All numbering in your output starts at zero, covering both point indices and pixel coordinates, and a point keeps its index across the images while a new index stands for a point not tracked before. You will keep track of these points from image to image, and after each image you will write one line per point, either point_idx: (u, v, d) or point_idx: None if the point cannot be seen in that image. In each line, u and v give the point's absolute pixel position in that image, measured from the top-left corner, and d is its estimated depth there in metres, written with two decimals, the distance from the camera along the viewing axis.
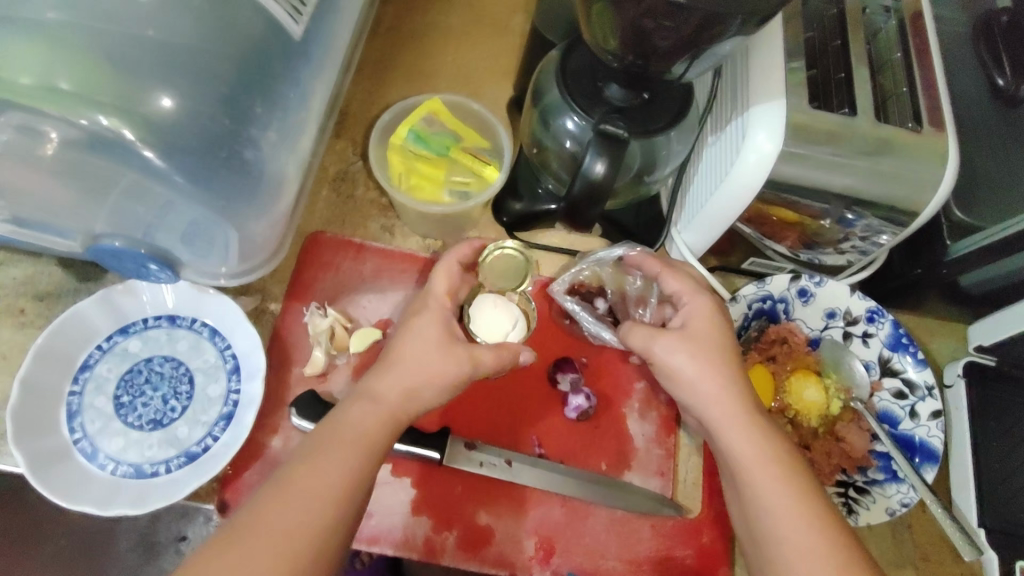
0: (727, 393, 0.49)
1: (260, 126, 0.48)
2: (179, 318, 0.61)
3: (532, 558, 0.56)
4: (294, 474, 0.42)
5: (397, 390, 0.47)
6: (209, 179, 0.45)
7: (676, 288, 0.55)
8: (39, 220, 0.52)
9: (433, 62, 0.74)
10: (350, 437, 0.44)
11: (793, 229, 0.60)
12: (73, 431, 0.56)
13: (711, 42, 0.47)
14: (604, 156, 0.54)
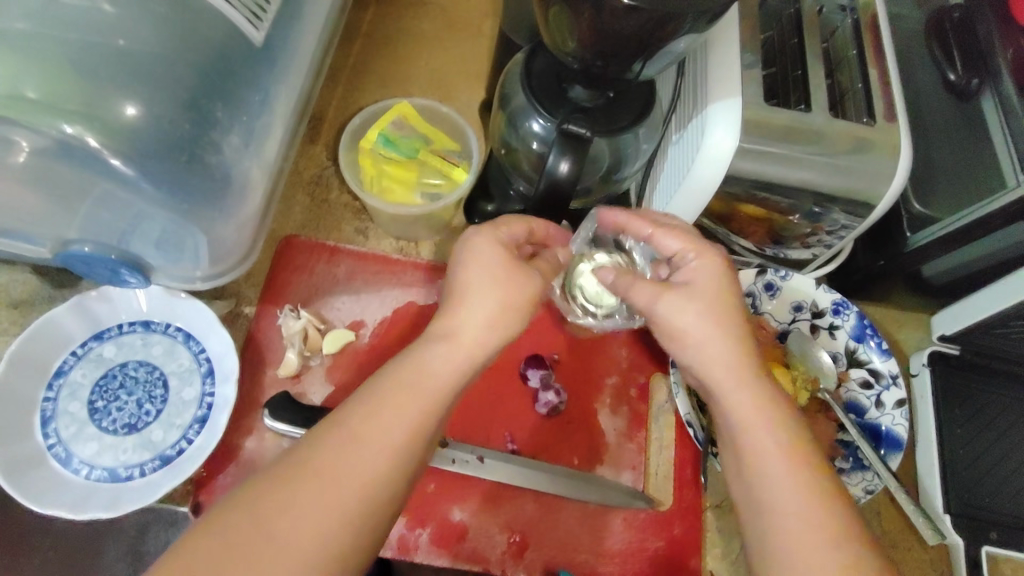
0: (730, 353, 0.47)
1: (222, 129, 0.49)
2: (154, 323, 0.62)
3: (504, 553, 0.56)
4: (354, 423, 0.41)
5: (474, 337, 0.46)
6: (175, 186, 0.46)
7: (680, 246, 0.52)
8: (9, 227, 0.53)
9: (406, 66, 0.75)
10: (413, 383, 0.43)
11: (760, 225, 0.61)
12: (47, 437, 0.56)
13: (663, 41, 0.48)
14: (568, 155, 0.55)
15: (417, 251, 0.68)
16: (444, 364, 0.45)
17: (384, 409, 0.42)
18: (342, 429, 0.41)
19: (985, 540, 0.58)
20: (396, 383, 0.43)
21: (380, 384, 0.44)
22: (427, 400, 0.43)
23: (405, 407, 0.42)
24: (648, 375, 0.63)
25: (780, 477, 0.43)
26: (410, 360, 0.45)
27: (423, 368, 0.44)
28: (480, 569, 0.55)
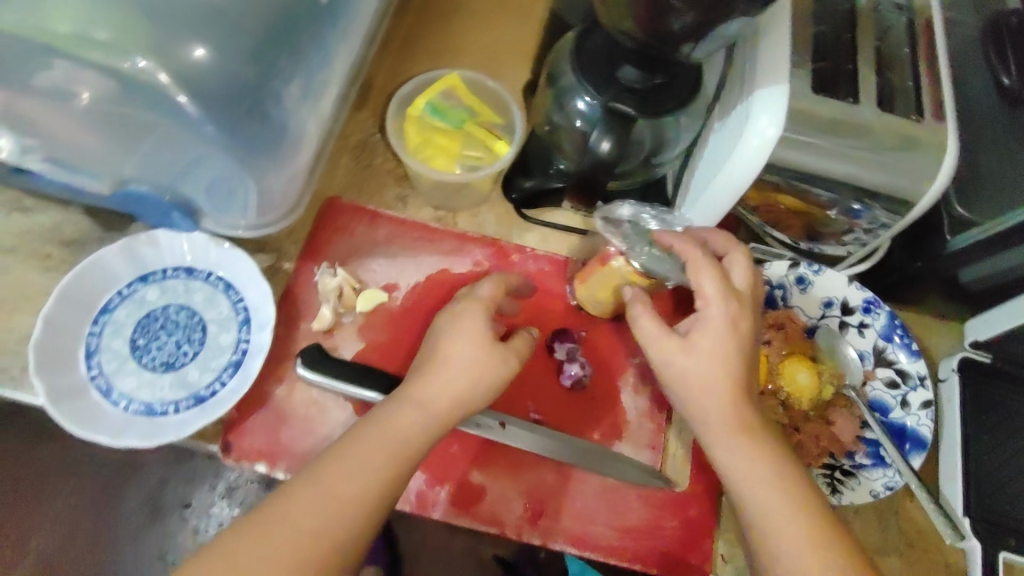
0: (728, 398, 0.50)
1: (284, 79, 0.50)
2: (196, 271, 0.63)
3: (520, 519, 0.57)
4: (328, 471, 0.47)
5: (444, 397, 0.51)
6: (234, 129, 0.48)
7: (709, 288, 0.52)
8: (61, 156, 0.52)
9: (454, 43, 0.77)
10: (386, 438, 0.49)
11: (799, 217, 0.62)
12: (91, 368, 0.59)
13: (719, 23, 0.49)
14: (609, 134, 0.59)
15: (455, 221, 0.69)
16: (414, 416, 0.50)
17: (355, 461, 0.47)
18: (324, 474, 0.47)
19: (1006, 546, 0.57)
20: (372, 438, 0.49)
21: (354, 437, 0.49)
22: (394, 452, 0.48)
23: (378, 456, 0.48)
24: None
25: (782, 522, 0.47)
26: (383, 415, 0.50)
27: (396, 423, 0.50)
28: (496, 531, 0.56)
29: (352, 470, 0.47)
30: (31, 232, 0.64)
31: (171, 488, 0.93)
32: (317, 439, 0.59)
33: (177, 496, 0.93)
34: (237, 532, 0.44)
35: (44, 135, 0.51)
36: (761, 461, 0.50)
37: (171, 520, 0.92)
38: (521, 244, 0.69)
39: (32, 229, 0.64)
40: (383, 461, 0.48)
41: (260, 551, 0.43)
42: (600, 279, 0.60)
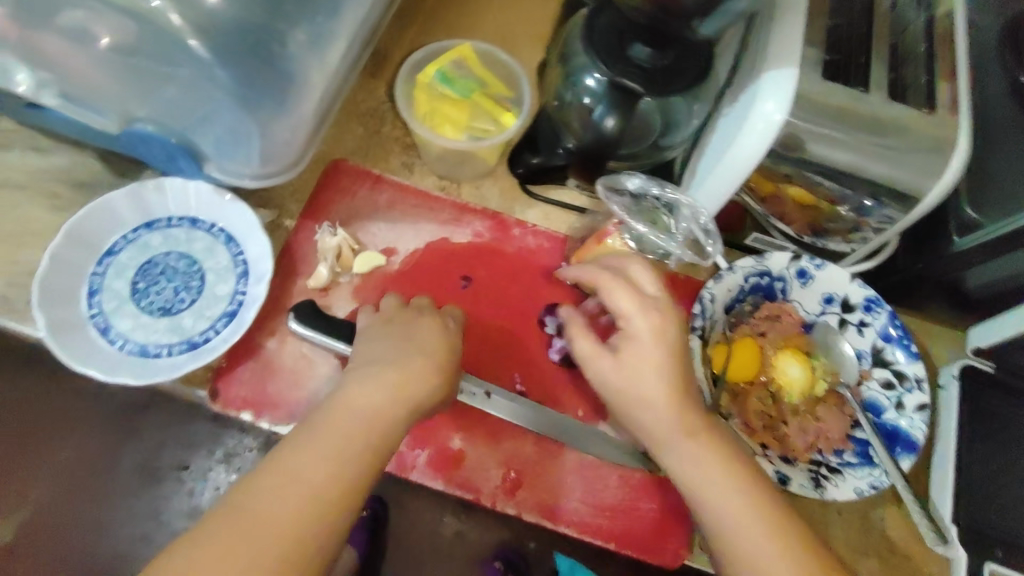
0: (664, 408, 0.50)
1: (291, 22, 0.52)
2: (199, 221, 0.64)
3: (498, 487, 0.57)
4: (274, 473, 0.44)
5: (387, 386, 0.49)
6: (242, 68, 0.52)
7: (625, 305, 0.52)
8: (74, 92, 0.53)
9: (471, 18, 0.77)
10: (338, 431, 0.47)
11: (805, 211, 0.61)
12: (91, 307, 0.60)
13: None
14: (615, 111, 0.59)
15: (458, 192, 0.69)
16: (371, 396, 0.49)
17: (313, 449, 0.46)
18: (273, 474, 0.44)
19: (993, 557, 0.55)
20: (320, 431, 0.47)
21: (300, 435, 0.47)
22: (343, 444, 0.46)
23: (336, 441, 0.46)
24: None
25: (740, 524, 0.47)
26: (329, 408, 0.48)
27: (351, 406, 0.48)
28: (471, 497, 0.56)
29: (311, 457, 0.45)
30: (39, 171, 0.64)
31: (168, 450, 0.92)
32: (305, 394, 0.60)
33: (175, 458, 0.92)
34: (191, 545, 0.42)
35: (60, 71, 0.52)
36: (721, 477, 0.49)
37: (167, 482, 0.92)
38: (522, 219, 0.68)
39: (42, 168, 0.64)
40: (344, 445, 0.46)
41: (216, 558, 0.41)
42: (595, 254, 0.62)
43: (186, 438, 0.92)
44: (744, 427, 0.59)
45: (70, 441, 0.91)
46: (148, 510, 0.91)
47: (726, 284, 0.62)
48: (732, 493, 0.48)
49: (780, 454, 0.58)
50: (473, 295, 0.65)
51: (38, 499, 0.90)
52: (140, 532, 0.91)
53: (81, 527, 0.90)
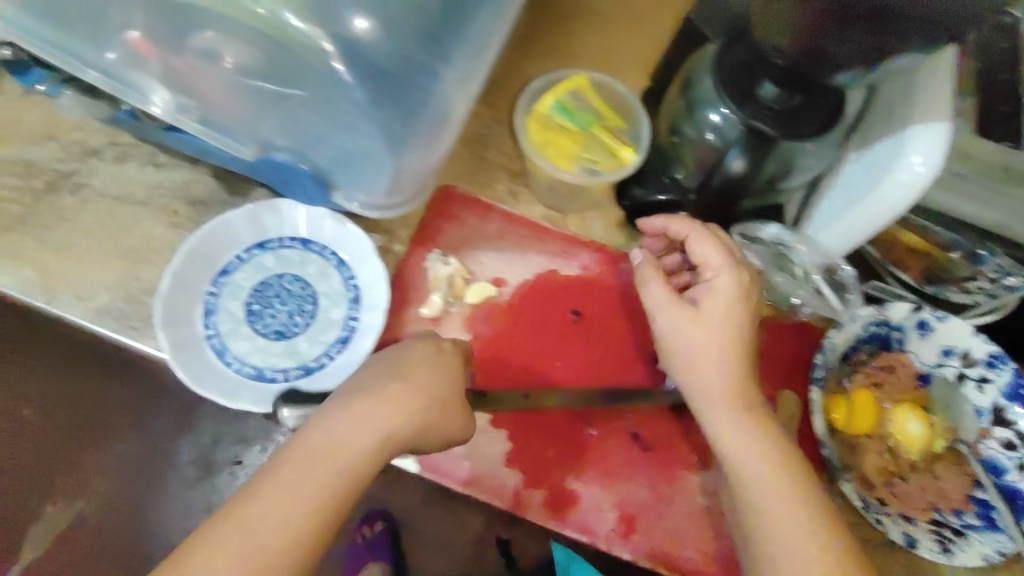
0: (731, 379, 0.52)
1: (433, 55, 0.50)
2: (312, 243, 0.64)
3: (611, 531, 0.57)
4: (252, 510, 0.42)
5: (373, 429, 0.46)
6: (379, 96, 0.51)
7: (713, 255, 0.54)
8: (214, 117, 0.53)
9: (577, 42, 0.76)
10: (331, 456, 0.45)
11: (918, 257, 0.63)
12: (207, 327, 0.60)
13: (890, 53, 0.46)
14: (746, 153, 0.57)
15: (564, 223, 0.68)
16: (355, 433, 0.46)
17: (275, 493, 0.43)
18: (254, 507, 0.42)
19: None
20: (310, 459, 0.44)
21: (288, 459, 0.45)
22: (330, 472, 0.44)
23: (319, 478, 0.44)
24: (775, 389, 0.63)
25: (793, 522, 0.48)
26: (316, 430, 0.46)
27: (336, 435, 0.45)
28: (587, 540, 0.57)
29: (285, 509, 0.43)
30: (161, 188, 0.66)
31: (223, 445, 0.95)
32: None
33: (229, 453, 0.94)
34: None
35: (204, 97, 0.52)
36: (763, 449, 0.51)
37: (221, 476, 0.94)
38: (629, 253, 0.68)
39: (162, 184, 0.66)
40: (329, 470, 0.44)
41: None
42: None
43: (240, 432, 0.95)
44: (861, 481, 0.58)
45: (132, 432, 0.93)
46: (203, 502, 0.93)
47: (846, 332, 0.61)
48: (778, 469, 0.50)
49: (899, 512, 0.57)
50: (584, 330, 0.65)
51: (100, 490, 0.92)
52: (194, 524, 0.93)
53: (135, 513, 0.92)
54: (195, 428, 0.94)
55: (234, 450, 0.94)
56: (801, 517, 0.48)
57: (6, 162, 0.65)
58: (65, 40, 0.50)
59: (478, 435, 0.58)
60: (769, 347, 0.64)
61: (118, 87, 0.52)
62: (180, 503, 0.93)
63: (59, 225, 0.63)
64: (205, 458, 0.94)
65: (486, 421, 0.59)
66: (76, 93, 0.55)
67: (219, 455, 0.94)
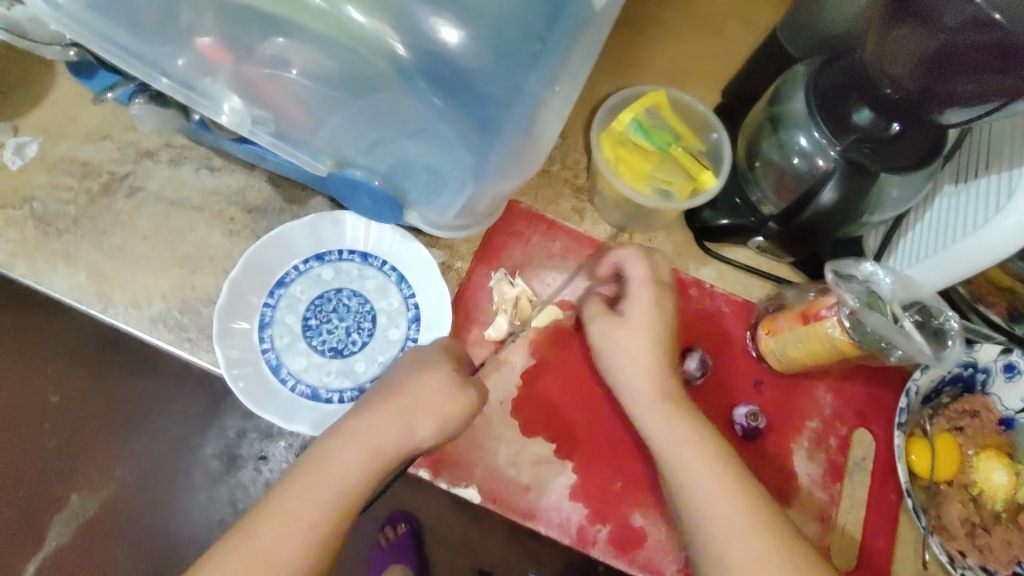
0: (655, 383, 0.52)
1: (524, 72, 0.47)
2: (372, 257, 0.62)
3: (679, 571, 0.55)
4: (261, 520, 0.47)
5: (362, 444, 0.49)
6: (466, 114, 0.48)
7: (637, 273, 0.55)
8: (287, 131, 0.51)
9: (647, 53, 0.73)
10: (322, 473, 0.48)
11: (1002, 295, 0.56)
12: (263, 341, 0.58)
13: (1007, 100, 0.43)
14: (841, 185, 0.54)
15: (630, 244, 0.66)
16: (347, 457, 0.49)
17: (275, 521, 0.47)
18: (260, 519, 0.47)
19: None
20: (310, 476, 0.48)
21: (295, 476, 0.48)
22: (329, 488, 0.48)
23: (312, 501, 0.47)
24: (851, 428, 0.60)
25: (734, 536, 0.47)
26: (321, 448, 0.49)
27: (335, 454, 0.49)
28: None
29: (273, 531, 0.46)
30: (217, 193, 0.64)
31: (249, 440, 0.92)
32: None
33: (255, 449, 0.92)
34: None
35: (281, 109, 0.49)
36: (711, 455, 0.50)
37: (245, 472, 0.92)
38: (699, 278, 0.65)
39: (217, 189, 0.64)
40: (315, 488, 0.48)
41: None
42: (800, 337, 0.56)
43: (266, 428, 0.92)
44: (941, 530, 0.56)
45: (160, 424, 0.92)
46: (226, 497, 0.91)
47: (931, 374, 0.58)
48: (727, 474, 0.49)
49: (981, 565, 0.54)
50: None
51: (124, 477, 0.91)
52: (217, 518, 0.91)
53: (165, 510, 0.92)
54: (220, 422, 0.93)
55: (260, 445, 0.92)
56: (737, 521, 0.47)
57: (59, 160, 0.63)
58: (138, 47, 0.46)
59: (542, 465, 0.56)
60: (846, 383, 0.61)
61: (189, 96, 0.49)
62: (203, 496, 0.91)
63: (114, 228, 0.62)
64: (229, 452, 0.92)
65: (551, 451, 0.57)
66: (145, 101, 0.51)
67: (244, 450, 0.92)
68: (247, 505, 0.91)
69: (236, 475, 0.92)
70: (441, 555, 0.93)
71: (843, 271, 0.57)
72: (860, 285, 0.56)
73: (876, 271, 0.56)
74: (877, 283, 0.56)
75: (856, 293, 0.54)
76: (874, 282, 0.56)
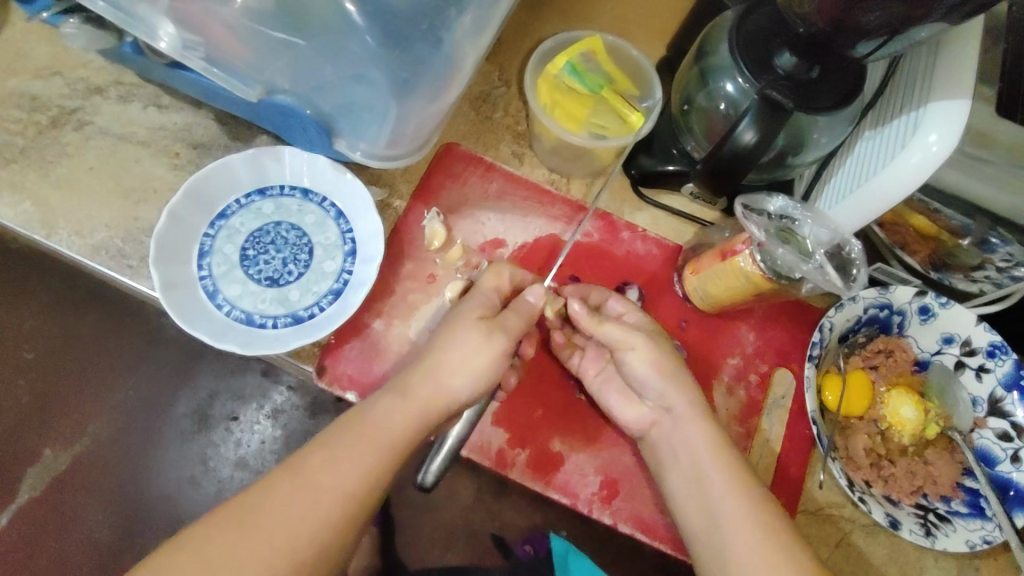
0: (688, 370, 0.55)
1: (461, 8, 0.52)
2: (312, 194, 0.64)
3: (595, 495, 0.57)
4: (309, 462, 0.48)
5: (426, 395, 0.52)
6: (398, 43, 0.52)
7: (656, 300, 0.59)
8: (220, 58, 0.52)
9: (592, 6, 0.74)
10: (367, 431, 0.50)
11: (927, 243, 0.62)
12: (200, 269, 0.60)
13: (910, 26, 0.44)
14: (759, 124, 0.54)
15: (567, 188, 0.68)
16: (397, 410, 0.51)
17: (333, 453, 0.49)
18: (301, 463, 0.48)
19: None
20: (352, 429, 0.50)
21: (339, 427, 0.50)
22: (371, 448, 0.49)
23: (355, 456, 0.49)
24: (771, 367, 0.63)
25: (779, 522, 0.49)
26: (367, 408, 0.51)
27: (378, 413, 0.51)
28: (569, 502, 0.56)
29: (333, 460, 0.48)
30: (164, 129, 0.66)
31: (219, 400, 0.94)
32: None
33: (227, 409, 0.94)
34: (244, 499, 0.47)
35: (211, 34, 0.50)
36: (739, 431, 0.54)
37: (216, 432, 0.93)
38: (632, 222, 0.67)
39: (164, 126, 0.66)
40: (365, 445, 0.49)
41: (244, 528, 0.45)
42: (718, 274, 0.58)
43: (239, 390, 0.95)
44: (848, 461, 0.58)
45: (120, 373, 0.93)
46: (197, 455, 0.92)
47: (846, 313, 0.60)
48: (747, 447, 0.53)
49: (884, 495, 0.57)
50: None
51: (97, 433, 0.92)
52: (187, 475, 0.92)
53: (123, 464, 0.92)
54: (192, 382, 0.94)
55: (230, 406, 0.94)
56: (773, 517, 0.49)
57: (9, 95, 0.65)
58: None
59: None
60: (767, 324, 0.64)
61: (122, 19, 0.49)
62: (175, 454, 0.92)
63: (61, 161, 0.63)
64: (200, 412, 0.94)
65: None
66: (80, 22, 0.53)
67: (214, 410, 0.94)
68: (218, 463, 0.92)
69: (207, 434, 0.93)
70: (406, 515, 0.95)
71: (752, 200, 0.59)
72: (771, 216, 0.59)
73: (788, 206, 0.58)
74: (783, 210, 0.58)
75: (765, 227, 0.56)
76: (778, 207, 0.59)
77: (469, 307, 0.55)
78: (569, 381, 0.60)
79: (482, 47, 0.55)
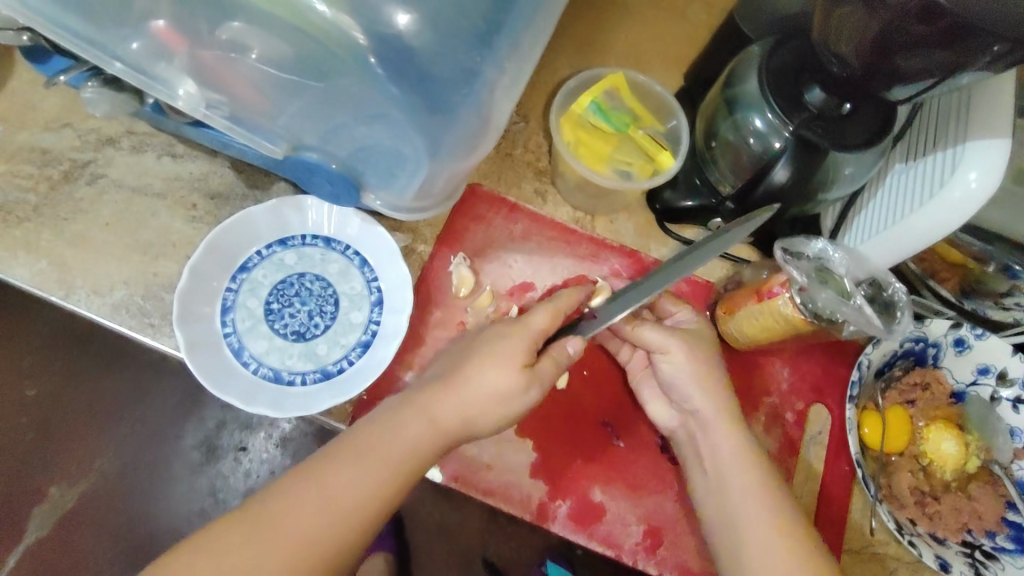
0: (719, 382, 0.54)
1: (497, 66, 0.48)
2: (335, 242, 0.62)
3: (638, 544, 0.56)
4: (326, 474, 0.48)
5: (454, 414, 0.51)
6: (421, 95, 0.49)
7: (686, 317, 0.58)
8: (243, 115, 0.50)
9: (609, 38, 0.73)
10: (381, 445, 0.49)
11: (955, 271, 0.61)
12: (225, 326, 0.59)
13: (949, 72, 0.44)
14: (791, 164, 0.55)
15: (592, 225, 0.67)
16: (415, 425, 0.50)
17: (351, 468, 0.48)
18: (318, 475, 0.48)
19: None
20: (367, 444, 0.49)
21: (355, 440, 0.50)
22: (387, 464, 0.49)
23: (371, 472, 0.48)
24: (808, 403, 0.62)
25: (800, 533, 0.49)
26: (383, 422, 0.50)
27: (395, 429, 0.50)
28: (612, 553, 0.55)
29: (350, 473, 0.48)
30: (179, 178, 0.64)
31: (228, 431, 0.91)
32: None
33: (234, 438, 0.91)
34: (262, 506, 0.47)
35: (232, 90, 0.48)
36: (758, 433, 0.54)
37: (225, 462, 0.91)
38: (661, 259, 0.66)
39: (179, 175, 0.64)
40: (382, 461, 0.49)
41: (265, 539, 0.45)
42: (755, 314, 0.57)
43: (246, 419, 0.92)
44: (891, 499, 0.58)
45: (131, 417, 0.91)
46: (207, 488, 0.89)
47: (883, 348, 0.59)
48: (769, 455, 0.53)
49: (929, 533, 0.56)
50: None
51: (104, 468, 0.89)
52: (197, 508, 0.89)
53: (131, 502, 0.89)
54: (200, 413, 0.91)
55: (239, 436, 0.91)
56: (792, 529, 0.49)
57: (18, 149, 0.63)
58: (92, 31, 0.45)
59: (502, 443, 0.57)
60: (801, 359, 0.63)
61: (143, 80, 0.48)
62: (184, 487, 0.89)
63: (75, 217, 0.62)
64: (208, 443, 0.91)
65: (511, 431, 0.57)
66: (99, 85, 0.52)
67: (224, 441, 0.91)
68: (227, 495, 0.89)
69: (216, 466, 0.91)
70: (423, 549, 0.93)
71: (789, 243, 0.58)
72: (809, 259, 0.58)
73: (826, 248, 0.58)
74: (821, 254, 0.58)
75: (802, 270, 0.56)
76: (817, 250, 0.58)
77: (505, 345, 0.53)
78: (606, 427, 0.59)
79: (514, 99, 0.52)
